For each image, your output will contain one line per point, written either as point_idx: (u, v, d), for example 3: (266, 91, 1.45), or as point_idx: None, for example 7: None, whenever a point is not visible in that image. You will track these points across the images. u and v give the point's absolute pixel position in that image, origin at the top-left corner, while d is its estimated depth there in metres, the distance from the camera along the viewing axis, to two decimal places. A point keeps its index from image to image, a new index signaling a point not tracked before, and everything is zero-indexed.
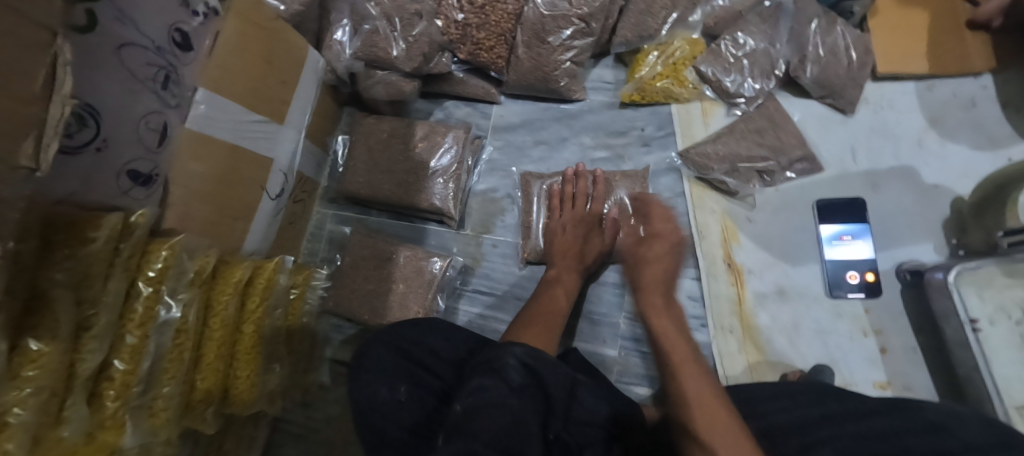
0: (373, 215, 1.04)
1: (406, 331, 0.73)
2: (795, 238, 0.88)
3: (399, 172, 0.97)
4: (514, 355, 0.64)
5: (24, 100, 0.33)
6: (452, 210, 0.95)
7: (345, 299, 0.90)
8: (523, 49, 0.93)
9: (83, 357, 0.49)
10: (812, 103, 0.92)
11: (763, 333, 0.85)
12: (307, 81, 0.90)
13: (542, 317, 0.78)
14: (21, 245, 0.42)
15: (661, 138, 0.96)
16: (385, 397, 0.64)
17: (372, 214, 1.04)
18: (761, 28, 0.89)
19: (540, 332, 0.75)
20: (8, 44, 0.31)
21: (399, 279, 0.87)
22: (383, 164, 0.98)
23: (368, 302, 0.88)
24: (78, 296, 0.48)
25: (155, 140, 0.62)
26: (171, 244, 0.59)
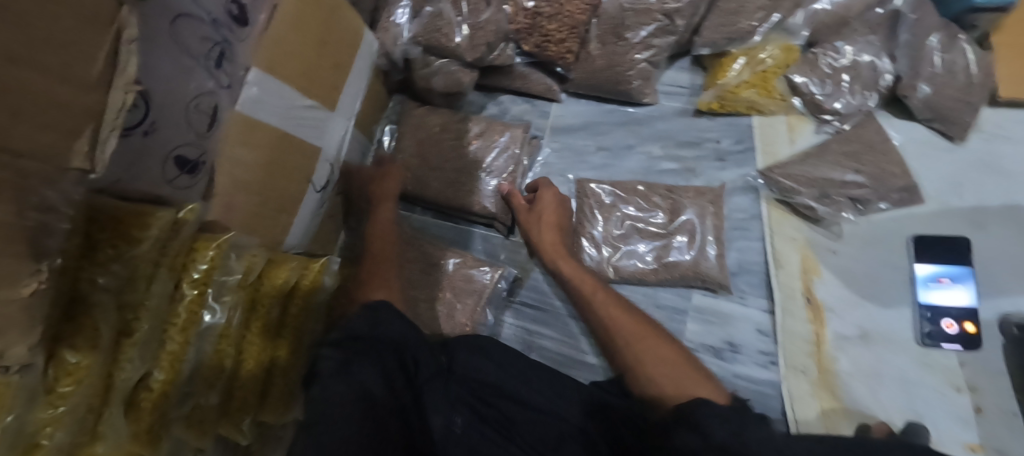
0: (417, 213, 0.98)
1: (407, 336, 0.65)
2: (885, 277, 0.80)
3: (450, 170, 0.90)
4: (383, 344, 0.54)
5: (82, 87, 0.26)
6: (504, 214, 0.89)
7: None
8: (596, 45, 0.86)
9: (122, 367, 0.44)
10: (915, 126, 0.82)
11: (841, 379, 0.77)
12: (361, 64, 0.83)
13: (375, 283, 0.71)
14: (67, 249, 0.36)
15: (739, 153, 0.88)
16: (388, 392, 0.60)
17: (416, 212, 0.98)
18: (868, 38, 0.79)
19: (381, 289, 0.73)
20: (67, 15, 0.25)
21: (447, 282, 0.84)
22: (435, 159, 0.91)
23: (412, 308, 0.82)
24: (121, 301, 0.43)
25: (205, 124, 0.56)
26: (218, 243, 0.53)
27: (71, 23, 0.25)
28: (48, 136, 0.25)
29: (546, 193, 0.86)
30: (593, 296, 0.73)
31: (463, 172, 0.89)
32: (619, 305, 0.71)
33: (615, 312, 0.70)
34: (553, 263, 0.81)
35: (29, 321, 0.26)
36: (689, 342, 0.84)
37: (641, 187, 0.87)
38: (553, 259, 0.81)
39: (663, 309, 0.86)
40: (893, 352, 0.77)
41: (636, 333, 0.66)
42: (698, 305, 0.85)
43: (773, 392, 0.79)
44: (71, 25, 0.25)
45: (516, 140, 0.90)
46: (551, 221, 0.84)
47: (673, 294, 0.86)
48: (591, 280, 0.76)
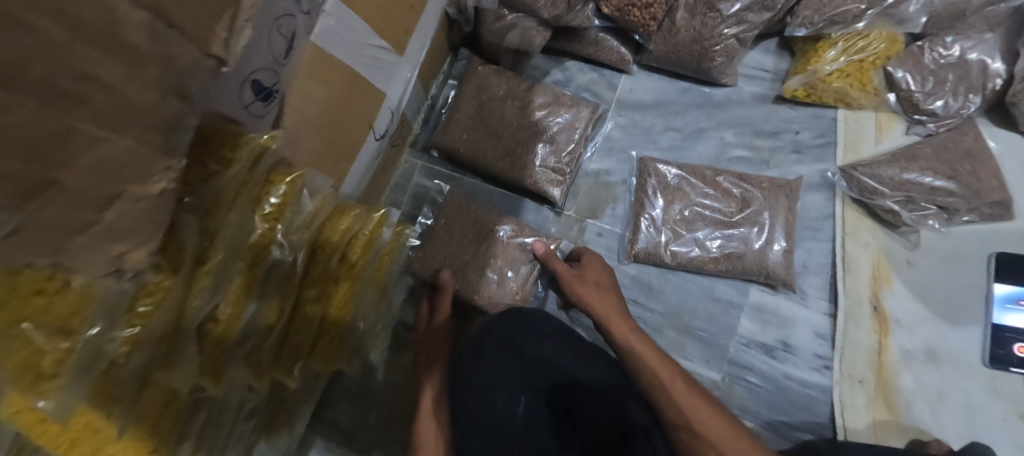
0: (468, 176, 0.94)
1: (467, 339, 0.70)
2: (960, 294, 0.76)
3: (508, 136, 0.85)
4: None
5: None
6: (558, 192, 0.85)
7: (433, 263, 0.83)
8: (683, 15, 0.80)
9: (195, 296, 0.42)
10: (1017, 139, 0.77)
11: (901, 395, 0.75)
12: (431, 10, 0.79)
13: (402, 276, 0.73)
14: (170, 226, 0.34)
15: (818, 147, 0.83)
16: (462, 369, 0.68)
17: (466, 175, 0.94)
18: (983, 35, 0.74)
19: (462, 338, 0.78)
20: None
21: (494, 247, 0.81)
22: (496, 120, 0.86)
23: (459, 273, 0.80)
24: (203, 225, 0.41)
25: (284, 50, 0.53)
26: (293, 178, 0.50)
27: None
28: (196, 8, 0.21)
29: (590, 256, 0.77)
30: (664, 378, 0.58)
31: (528, 137, 0.85)
32: (698, 393, 0.57)
33: (688, 402, 0.55)
34: (617, 339, 0.65)
35: (153, 225, 0.24)
36: (742, 338, 0.81)
37: (711, 172, 0.83)
38: (621, 332, 0.65)
39: (718, 302, 0.83)
40: (959, 373, 0.74)
41: (723, 434, 0.53)
42: (756, 302, 0.81)
43: (824, 399, 0.77)
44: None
45: (583, 110, 0.86)
46: (588, 285, 0.74)
47: (730, 287, 0.83)
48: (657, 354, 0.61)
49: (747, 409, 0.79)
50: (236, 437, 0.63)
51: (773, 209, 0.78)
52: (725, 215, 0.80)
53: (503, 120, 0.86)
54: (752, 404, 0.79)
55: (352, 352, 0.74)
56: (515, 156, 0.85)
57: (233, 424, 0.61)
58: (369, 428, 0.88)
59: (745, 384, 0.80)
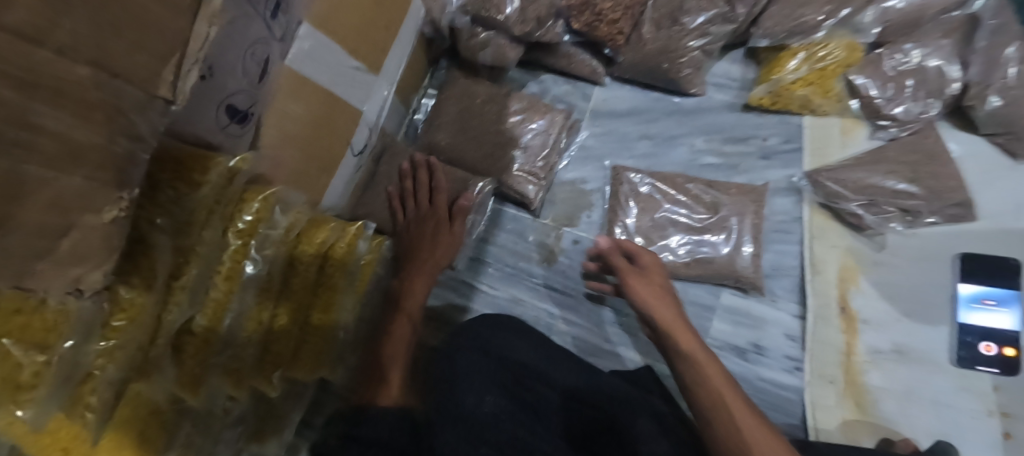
0: None
1: (451, 347, 0.73)
2: (927, 294, 0.77)
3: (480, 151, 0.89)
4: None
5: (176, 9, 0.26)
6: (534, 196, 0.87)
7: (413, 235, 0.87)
8: (649, 28, 0.83)
9: (170, 310, 0.45)
10: (979, 141, 0.79)
11: (870, 393, 0.76)
12: (407, 29, 0.82)
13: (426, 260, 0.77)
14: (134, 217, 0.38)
15: (787, 153, 0.85)
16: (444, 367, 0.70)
17: None
18: (940, 43, 0.75)
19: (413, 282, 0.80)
20: None
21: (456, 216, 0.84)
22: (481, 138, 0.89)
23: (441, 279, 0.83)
24: (176, 244, 0.44)
25: (258, 75, 0.56)
26: (265, 196, 0.53)
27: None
28: (143, 59, 0.25)
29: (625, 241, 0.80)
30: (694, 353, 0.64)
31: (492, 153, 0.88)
32: (711, 363, 0.62)
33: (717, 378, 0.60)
34: (648, 313, 0.71)
35: (110, 249, 0.27)
36: (715, 340, 0.82)
37: (682, 179, 0.85)
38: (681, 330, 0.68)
39: (693, 306, 0.84)
40: (928, 371, 0.75)
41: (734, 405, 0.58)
42: (728, 304, 0.83)
43: (796, 399, 0.78)
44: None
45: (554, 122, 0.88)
46: (654, 286, 0.74)
47: (704, 290, 0.84)
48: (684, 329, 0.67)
49: None
50: (223, 443, 0.66)
51: (740, 213, 0.81)
52: (693, 222, 0.82)
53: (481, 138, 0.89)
54: None
55: (337, 359, 0.76)
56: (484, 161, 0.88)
57: (219, 432, 0.64)
58: None
59: None
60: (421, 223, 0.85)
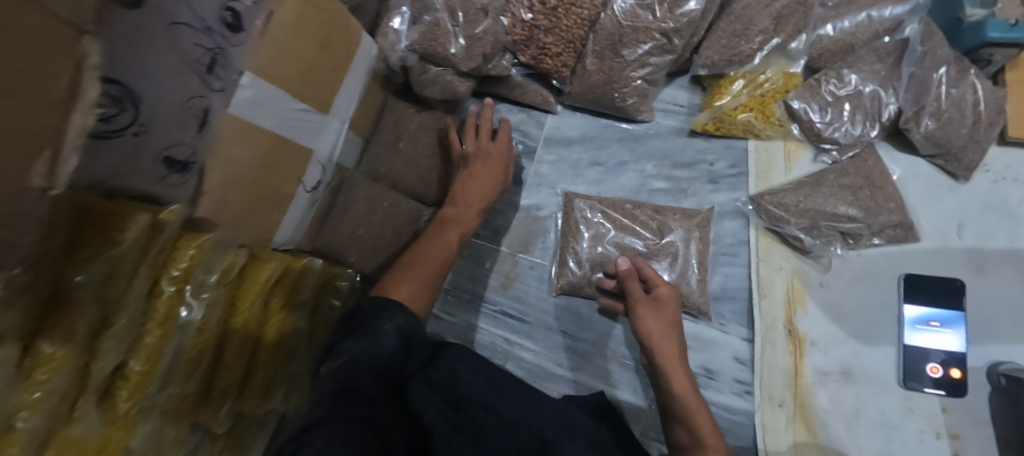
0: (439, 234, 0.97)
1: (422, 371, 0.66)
2: (872, 315, 0.77)
3: (495, 153, 0.88)
4: (394, 322, 0.61)
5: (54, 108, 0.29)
6: None
7: (371, 263, 0.90)
8: (592, 61, 0.84)
9: (100, 357, 0.47)
10: (918, 162, 0.80)
11: (818, 416, 0.75)
12: (358, 68, 0.86)
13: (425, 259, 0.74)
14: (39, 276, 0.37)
15: (732, 177, 0.86)
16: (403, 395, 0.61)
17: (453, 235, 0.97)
18: (875, 66, 0.77)
19: (416, 283, 0.70)
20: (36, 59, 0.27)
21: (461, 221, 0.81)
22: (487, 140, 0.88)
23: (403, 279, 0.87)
24: (103, 295, 0.46)
25: (196, 126, 0.59)
26: (199, 243, 0.56)
27: (46, 49, 0.28)
28: (17, 158, 0.27)
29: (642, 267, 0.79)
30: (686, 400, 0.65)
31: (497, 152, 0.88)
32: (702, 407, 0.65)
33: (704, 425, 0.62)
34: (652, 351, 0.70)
35: None
36: None
37: (630, 206, 0.87)
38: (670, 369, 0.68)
39: None
40: (875, 392, 0.75)
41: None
42: None
43: (747, 422, 0.78)
44: (48, 53, 0.28)
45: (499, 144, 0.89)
46: (662, 322, 0.72)
47: None
48: (682, 368, 0.68)
49: None
50: None
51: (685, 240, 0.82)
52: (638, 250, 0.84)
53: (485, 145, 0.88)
54: None
55: (287, 391, 0.78)
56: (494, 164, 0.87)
57: None
58: None
59: None
60: (382, 253, 0.90)
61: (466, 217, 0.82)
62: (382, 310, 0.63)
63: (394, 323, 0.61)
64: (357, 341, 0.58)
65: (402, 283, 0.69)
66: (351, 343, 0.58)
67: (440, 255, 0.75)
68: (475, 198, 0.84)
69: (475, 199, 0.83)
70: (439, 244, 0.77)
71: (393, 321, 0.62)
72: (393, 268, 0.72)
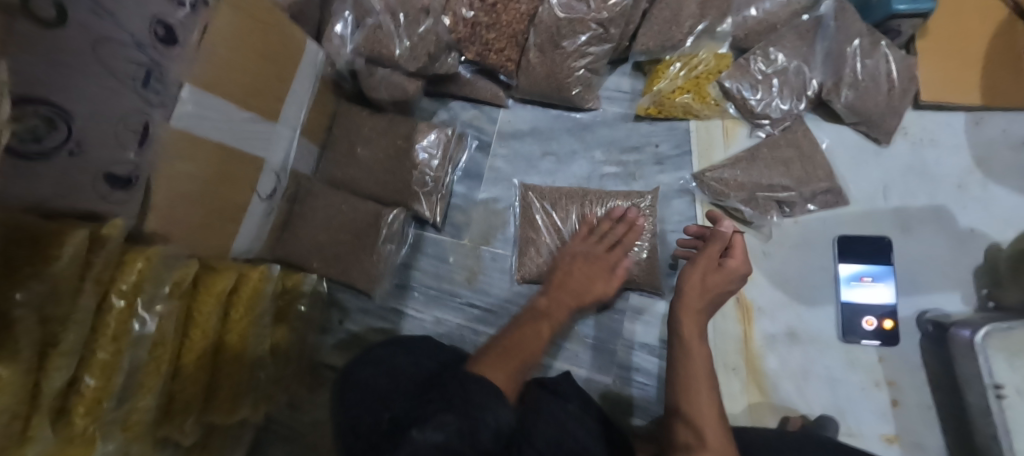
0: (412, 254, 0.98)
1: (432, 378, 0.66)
2: (811, 277, 0.82)
3: (600, 260, 0.83)
4: (496, 415, 0.57)
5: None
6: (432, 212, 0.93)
7: (335, 268, 0.91)
8: (535, 54, 0.87)
9: (49, 376, 0.47)
10: (844, 130, 0.85)
11: (768, 377, 0.80)
12: (304, 74, 0.86)
13: (517, 350, 0.70)
14: None
15: (677, 158, 0.90)
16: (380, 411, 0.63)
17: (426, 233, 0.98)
18: (796, 44, 0.82)
19: (511, 363, 0.67)
20: None
21: (551, 313, 0.78)
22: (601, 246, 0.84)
23: (366, 270, 0.89)
24: (44, 314, 0.46)
25: (136, 141, 0.60)
26: (148, 256, 0.56)
27: None
28: None
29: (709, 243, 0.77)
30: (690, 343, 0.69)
31: (601, 268, 0.82)
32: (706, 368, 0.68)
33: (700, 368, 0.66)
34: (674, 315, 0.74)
35: None
36: (628, 341, 0.87)
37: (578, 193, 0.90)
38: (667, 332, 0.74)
39: (604, 311, 0.89)
40: (819, 350, 0.80)
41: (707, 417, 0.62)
42: (638, 306, 0.88)
43: None
44: None
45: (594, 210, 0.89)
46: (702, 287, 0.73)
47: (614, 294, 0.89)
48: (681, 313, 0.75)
49: (637, 406, 0.85)
50: None
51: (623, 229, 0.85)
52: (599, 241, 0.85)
53: (593, 255, 0.83)
54: (640, 401, 0.85)
55: (255, 400, 0.79)
56: (598, 272, 0.82)
57: None
58: None
59: (635, 385, 0.86)
60: (342, 257, 0.91)
61: (558, 312, 0.79)
62: (485, 400, 0.58)
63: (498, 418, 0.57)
64: (455, 419, 0.54)
65: (494, 365, 0.66)
66: (448, 419, 0.54)
67: (534, 343, 0.73)
68: (578, 294, 0.81)
69: (570, 294, 0.80)
70: (531, 335, 0.74)
71: (497, 415, 0.57)
72: (491, 353, 0.68)
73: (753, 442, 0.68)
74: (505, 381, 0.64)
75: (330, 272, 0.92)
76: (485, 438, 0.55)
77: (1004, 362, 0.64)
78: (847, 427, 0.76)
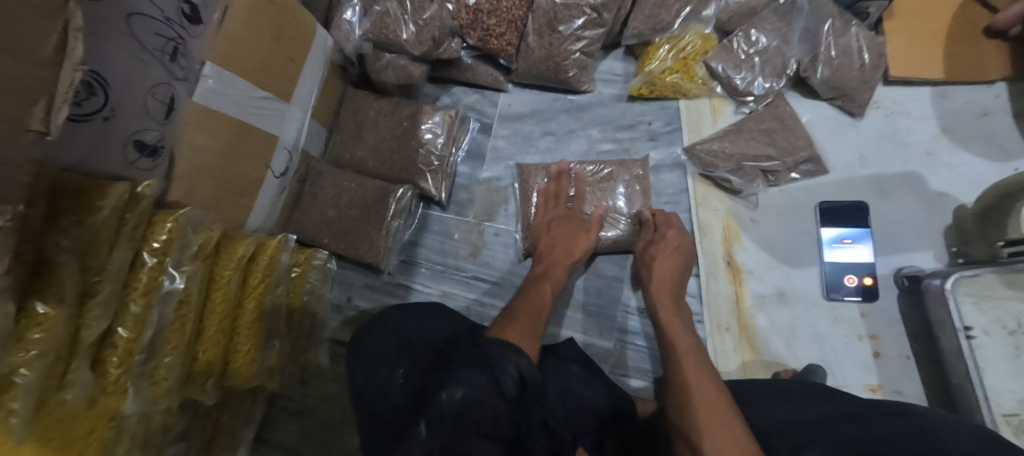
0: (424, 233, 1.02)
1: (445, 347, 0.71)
2: (796, 241, 0.88)
3: (573, 219, 0.90)
4: (513, 363, 0.59)
5: (48, 62, 0.34)
6: (437, 191, 0.97)
7: (344, 245, 0.95)
8: (533, 38, 0.93)
9: (88, 323, 0.50)
10: (822, 105, 0.92)
11: (759, 333, 0.85)
12: (315, 59, 0.90)
13: (526, 310, 0.74)
14: (31, 211, 0.42)
15: (668, 134, 0.96)
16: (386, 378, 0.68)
17: (432, 211, 1.02)
18: (775, 25, 0.89)
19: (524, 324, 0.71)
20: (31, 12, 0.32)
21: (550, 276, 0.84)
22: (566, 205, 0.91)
23: (375, 243, 0.93)
24: (85, 263, 0.49)
25: (163, 113, 0.63)
26: (175, 217, 0.60)
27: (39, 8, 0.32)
28: (15, 103, 0.32)
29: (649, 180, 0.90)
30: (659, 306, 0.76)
31: (576, 226, 0.89)
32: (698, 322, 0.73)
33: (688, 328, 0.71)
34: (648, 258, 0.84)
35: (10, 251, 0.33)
36: (627, 307, 0.92)
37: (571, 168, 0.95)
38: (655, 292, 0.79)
39: (604, 278, 0.94)
40: (805, 307, 0.85)
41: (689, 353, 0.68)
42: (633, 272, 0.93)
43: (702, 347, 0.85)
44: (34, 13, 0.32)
45: (561, 177, 0.92)
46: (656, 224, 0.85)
47: (612, 263, 0.94)
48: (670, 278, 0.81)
49: (637, 367, 0.89)
50: None
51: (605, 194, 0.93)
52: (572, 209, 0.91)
53: (567, 217, 0.90)
54: (640, 363, 0.89)
55: (269, 370, 0.82)
56: (576, 229, 0.89)
57: (161, 447, 0.68)
58: (310, 442, 0.96)
59: (635, 348, 0.90)
60: (351, 233, 0.94)
61: (556, 273, 0.84)
62: (501, 354, 0.61)
63: (519, 366, 0.60)
64: (478, 375, 0.57)
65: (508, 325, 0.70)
66: (470, 375, 0.56)
67: (539, 305, 0.77)
68: (568, 251, 0.86)
69: (562, 255, 0.86)
70: (535, 298, 0.78)
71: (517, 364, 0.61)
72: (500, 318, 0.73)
73: (749, 393, 0.73)
74: (519, 338, 0.67)
75: (340, 247, 0.95)
76: (509, 385, 0.58)
77: (972, 305, 0.71)
78: (833, 377, 0.81)
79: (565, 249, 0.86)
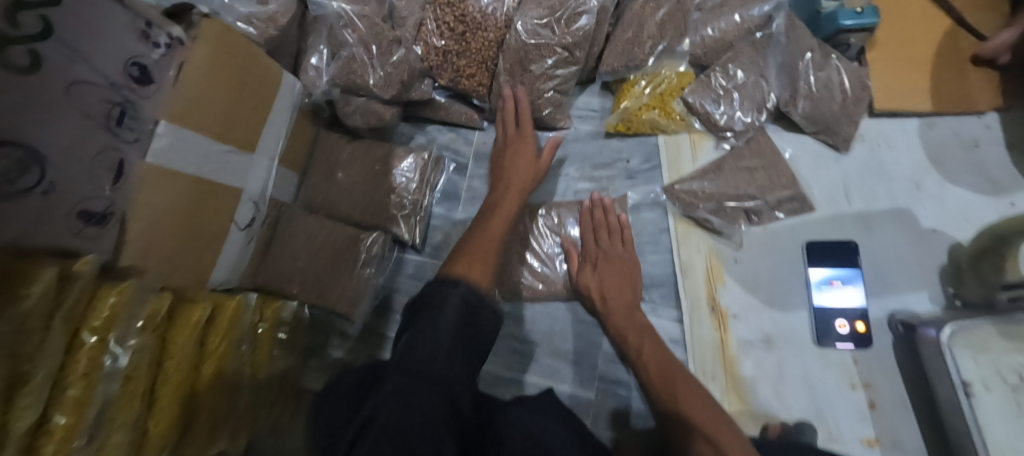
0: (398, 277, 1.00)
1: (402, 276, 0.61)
2: (783, 283, 0.84)
3: (520, 135, 0.89)
4: (458, 291, 0.62)
5: None
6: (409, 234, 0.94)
7: (315, 293, 0.92)
8: (504, 77, 0.90)
9: (17, 417, 0.43)
10: (804, 139, 0.88)
11: (746, 382, 0.80)
12: (282, 106, 0.88)
13: (482, 243, 0.72)
14: None
15: (647, 171, 0.93)
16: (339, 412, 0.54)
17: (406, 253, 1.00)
18: (752, 58, 0.86)
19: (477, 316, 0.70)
20: None
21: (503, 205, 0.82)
22: (513, 128, 0.89)
23: (349, 290, 0.92)
24: (14, 353, 0.43)
25: (109, 178, 0.60)
26: (120, 290, 0.56)
27: None
28: None
29: (611, 224, 0.87)
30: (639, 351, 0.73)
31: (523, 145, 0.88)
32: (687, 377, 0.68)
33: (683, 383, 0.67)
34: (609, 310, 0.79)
35: None
36: (608, 353, 0.88)
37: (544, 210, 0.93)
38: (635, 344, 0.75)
39: (583, 324, 0.90)
40: (795, 354, 0.81)
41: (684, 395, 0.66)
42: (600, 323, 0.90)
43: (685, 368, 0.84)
44: None
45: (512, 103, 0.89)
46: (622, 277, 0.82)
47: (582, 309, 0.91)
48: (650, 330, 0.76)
49: (619, 419, 0.85)
50: None
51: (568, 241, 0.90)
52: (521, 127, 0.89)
53: (514, 140, 0.88)
54: (622, 414, 0.85)
55: (233, 431, 0.78)
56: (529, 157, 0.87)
57: None
58: None
59: (616, 397, 0.86)
60: (324, 280, 0.92)
61: (511, 199, 0.83)
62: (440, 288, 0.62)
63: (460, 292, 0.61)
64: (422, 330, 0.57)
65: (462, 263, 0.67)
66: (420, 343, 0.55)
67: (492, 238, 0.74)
68: (524, 180, 0.85)
69: (520, 181, 0.85)
70: (485, 233, 0.75)
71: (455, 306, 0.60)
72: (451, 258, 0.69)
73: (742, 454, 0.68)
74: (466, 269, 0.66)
75: (310, 296, 0.92)
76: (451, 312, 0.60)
77: (970, 359, 0.66)
78: (827, 431, 0.77)
79: (523, 175, 0.85)
